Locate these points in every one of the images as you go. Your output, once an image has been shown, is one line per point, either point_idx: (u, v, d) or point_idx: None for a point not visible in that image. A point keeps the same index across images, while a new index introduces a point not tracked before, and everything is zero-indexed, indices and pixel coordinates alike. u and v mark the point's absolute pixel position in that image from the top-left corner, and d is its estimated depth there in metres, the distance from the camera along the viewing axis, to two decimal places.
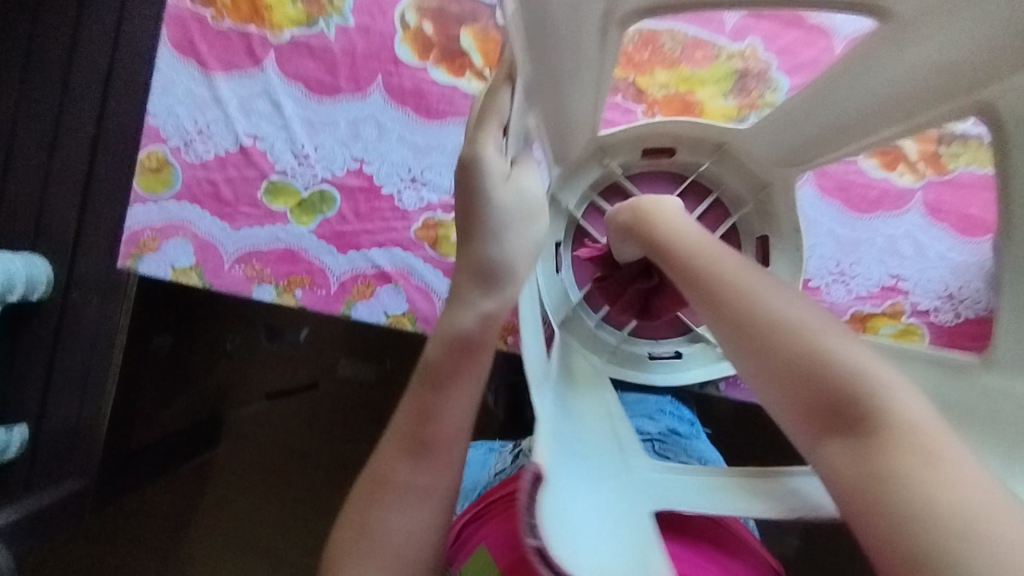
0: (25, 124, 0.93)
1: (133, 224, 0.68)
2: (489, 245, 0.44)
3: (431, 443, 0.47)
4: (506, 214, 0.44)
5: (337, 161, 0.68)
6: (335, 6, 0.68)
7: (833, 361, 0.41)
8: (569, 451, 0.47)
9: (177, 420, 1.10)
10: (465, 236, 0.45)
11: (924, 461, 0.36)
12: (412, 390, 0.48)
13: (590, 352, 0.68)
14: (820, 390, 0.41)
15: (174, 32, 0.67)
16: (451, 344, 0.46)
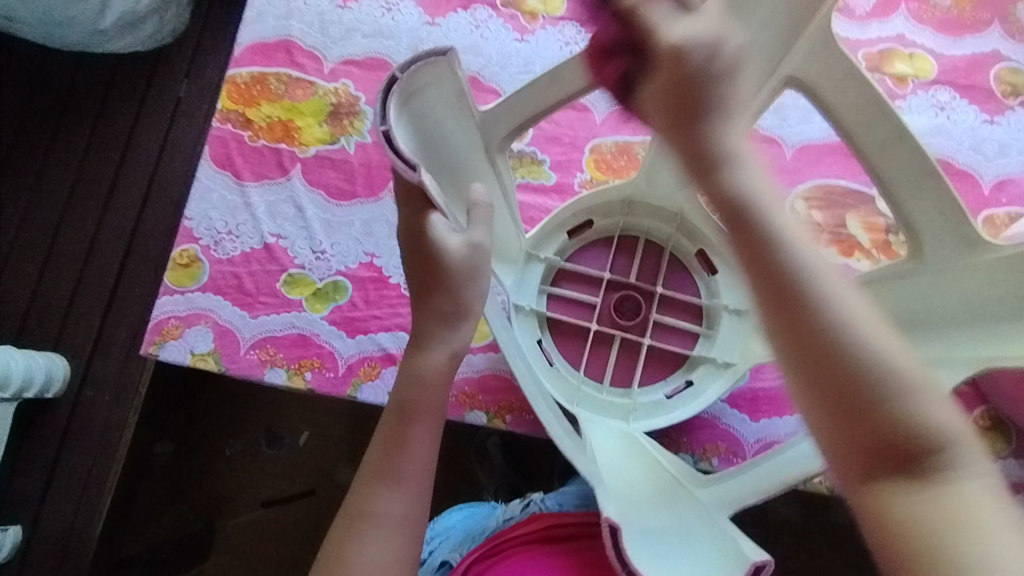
0: (66, 236, 1.02)
1: (159, 313, 0.73)
2: (443, 298, 0.50)
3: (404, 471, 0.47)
4: (455, 274, 0.49)
5: (351, 255, 0.76)
6: (355, 127, 0.80)
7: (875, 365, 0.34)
8: (633, 498, 0.55)
9: (170, 529, 1.02)
10: (430, 308, 0.51)
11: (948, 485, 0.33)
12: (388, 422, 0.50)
13: (612, 412, 0.66)
14: (859, 418, 0.33)
15: (215, 149, 0.78)
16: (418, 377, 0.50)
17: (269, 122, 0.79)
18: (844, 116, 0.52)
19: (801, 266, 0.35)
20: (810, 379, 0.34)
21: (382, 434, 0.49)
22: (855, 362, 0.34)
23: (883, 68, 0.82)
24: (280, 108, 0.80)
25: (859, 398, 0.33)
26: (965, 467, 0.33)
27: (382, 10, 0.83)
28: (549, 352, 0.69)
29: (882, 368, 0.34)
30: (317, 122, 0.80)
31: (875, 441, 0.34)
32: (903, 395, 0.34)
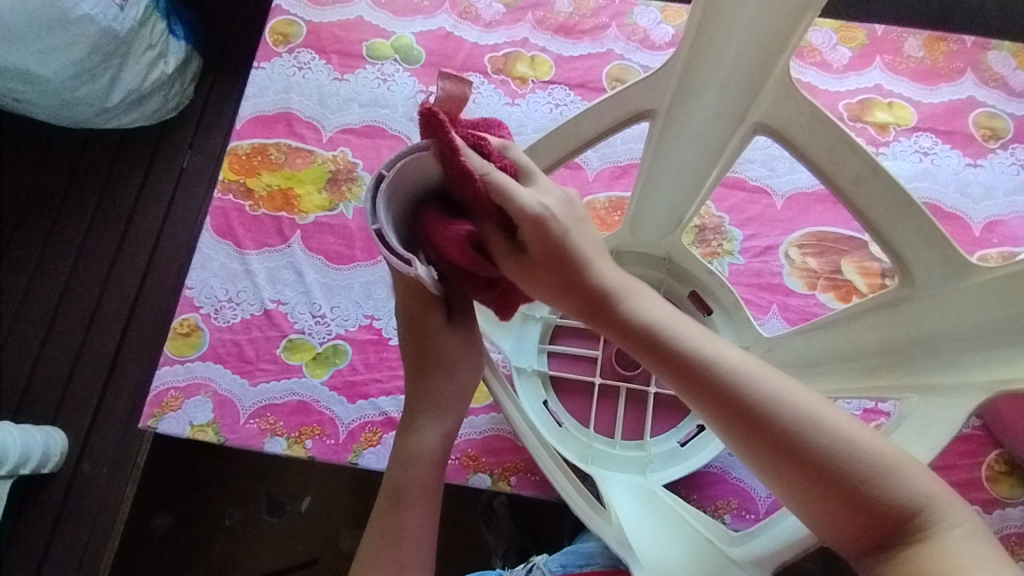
0: (67, 307, 1.03)
1: (159, 384, 0.73)
2: (443, 377, 0.49)
3: (404, 563, 0.46)
4: (453, 351, 0.49)
5: (350, 318, 0.76)
6: (353, 193, 0.82)
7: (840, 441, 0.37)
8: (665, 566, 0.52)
9: None
10: (424, 395, 0.50)
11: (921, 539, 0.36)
12: (381, 512, 0.48)
13: (627, 465, 0.66)
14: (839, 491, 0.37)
15: (216, 220, 0.80)
16: (408, 464, 0.49)
17: (269, 191, 0.81)
18: (829, 164, 0.52)
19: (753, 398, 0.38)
20: (793, 479, 0.38)
21: (379, 522, 0.47)
22: (824, 462, 0.37)
23: (863, 118, 0.85)
24: (279, 176, 0.82)
25: (837, 486, 0.37)
26: (940, 522, 0.36)
27: (377, 80, 0.86)
28: (555, 410, 0.68)
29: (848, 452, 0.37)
30: (316, 189, 0.81)
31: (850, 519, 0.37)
32: (871, 477, 0.37)
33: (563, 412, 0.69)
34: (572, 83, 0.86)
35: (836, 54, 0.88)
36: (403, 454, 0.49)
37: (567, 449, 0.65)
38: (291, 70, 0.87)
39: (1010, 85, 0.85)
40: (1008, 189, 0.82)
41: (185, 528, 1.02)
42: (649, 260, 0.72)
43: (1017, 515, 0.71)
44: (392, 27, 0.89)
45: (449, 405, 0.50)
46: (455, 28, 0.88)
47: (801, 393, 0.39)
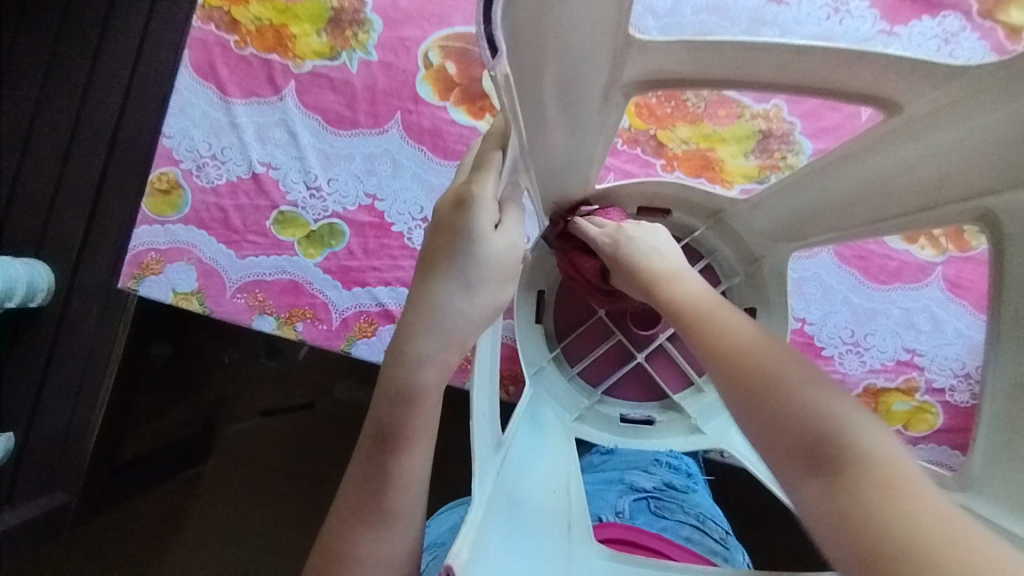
0: (42, 130, 0.93)
1: (138, 244, 0.67)
2: (456, 293, 0.37)
3: (390, 510, 0.37)
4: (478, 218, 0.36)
5: (350, 195, 0.67)
6: (359, 40, 0.68)
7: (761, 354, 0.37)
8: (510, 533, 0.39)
9: (179, 425, 1.09)
10: (416, 301, 0.37)
11: (881, 493, 0.29)
12: (362, 448, 0.38)
13: (634, 410, 0.62)
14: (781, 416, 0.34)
15: (196, 55, 0.67)
16: (397, 400, 0.37)
17: (259, 25, 0.67)
18: (931, 106, 0.38)
19: (713, 328, 0.40)
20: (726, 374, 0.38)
21: (359, 467, 0.38)
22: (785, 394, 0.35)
23: (995, 16, 0.66)
24: (270, 8, 0.67)
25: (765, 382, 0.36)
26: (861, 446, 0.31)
27: None
28: (550, 328, 0.64)
29: (778, 372, 0.36)
30: (315, 31, 0.67)
31: (769, 422, 0.35)
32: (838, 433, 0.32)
33: (550, 333, 0.64)
34: None
35: None
36: (388, 385, 0.37)
37: (555, 372, 0.62)
38: None
39: None
40: None
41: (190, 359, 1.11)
42: (691, 204, 0.61)
43: None
44: None
45: (453, 331, 0.37)
46: None
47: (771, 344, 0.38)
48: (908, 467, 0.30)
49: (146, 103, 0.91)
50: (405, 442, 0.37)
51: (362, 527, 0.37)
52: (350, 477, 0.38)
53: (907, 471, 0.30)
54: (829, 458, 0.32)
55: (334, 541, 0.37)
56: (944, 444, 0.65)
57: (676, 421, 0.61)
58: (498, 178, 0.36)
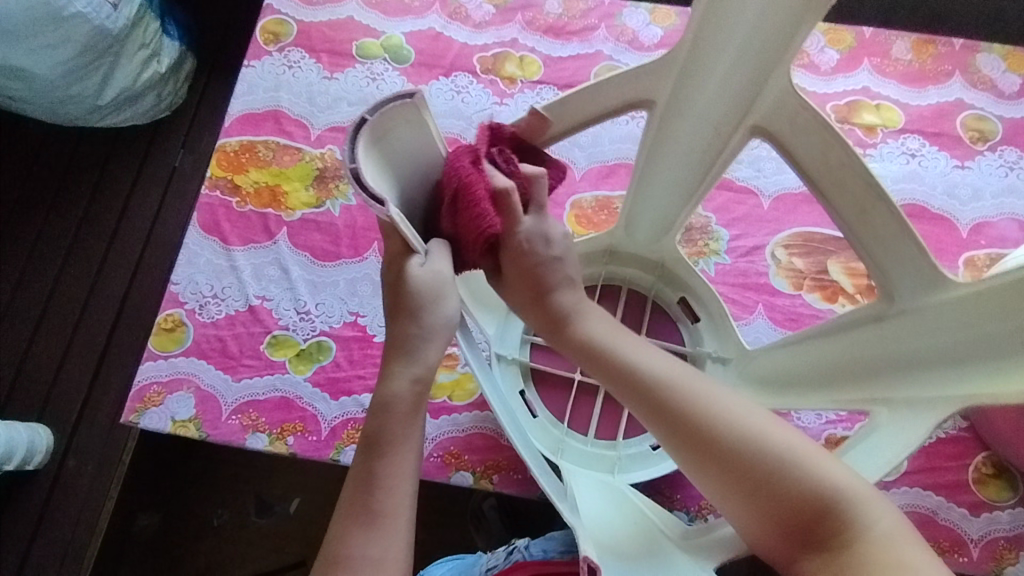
0: (56, 304, 1.02)
1: (141, 379, 0.73)
2: (425, 347, 0.49)
3: (380, 510, 0.45)
4: (415, 302, 0.48)
5: (335, 314, 0.76)
6: (341, 190, 0.82)
7: (717, 430, 0.44)
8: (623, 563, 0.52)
9: None
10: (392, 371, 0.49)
11: (835, 534, 0.39)
12: (359, 460, 0.48)
13: (657, 435, 0.68)
14: (754, 490, 0.42)
15: (203, 216, 0.80)
16: (380, 410, 0.48)
17: (257, 187, 0.81)
18: None
19: (710, 421, 0.44)
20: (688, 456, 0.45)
21: (355, 474, 0.47)
22: (726, 451, 0.43)
23: (851, 120, 0.84)
24: (267, 173, 0.82)
25: (738, 473, 0.43)
26: (855, 516, 0.39)
27: (366, 79, 0.87)
28: (547, 416, 0.68)
29: (763, 442, 0.42)
30: (304, 187, 0.82)
31: (760, 502, 0.42)
32: (775, 470, 0.42)
33: (549, 416, 0.68)
34: (561, 83, 0.86)
35: (823, 57, 0.87)
36: (376, 398, 0.48)
37: (576, 436, 0.67)
38: (281, 69, 0.87)
39: (998, 88, 0.85)
40: (996, 191, 0.81)
41: (172, 530, 0.99)
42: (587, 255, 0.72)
43: (1006, 518, 0.68)
44: (382, 27, 0.89)
45: (416, 347, 0.49)
46: (445, 28, 0.89)
47: (726, 406, 0.45)
48: (869, 508, 0.39)
49: (156, 271, 1.04)
50: (387, 447, 0.47)
51: (353, 531, 0.44)
52: (348, 492, 0.46)
53: (852, 487, 0.40)
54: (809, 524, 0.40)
55: (332, 548, 0.44)
56: (915, 485, 0.69)
57: None
58: (420, 271, 0.48)
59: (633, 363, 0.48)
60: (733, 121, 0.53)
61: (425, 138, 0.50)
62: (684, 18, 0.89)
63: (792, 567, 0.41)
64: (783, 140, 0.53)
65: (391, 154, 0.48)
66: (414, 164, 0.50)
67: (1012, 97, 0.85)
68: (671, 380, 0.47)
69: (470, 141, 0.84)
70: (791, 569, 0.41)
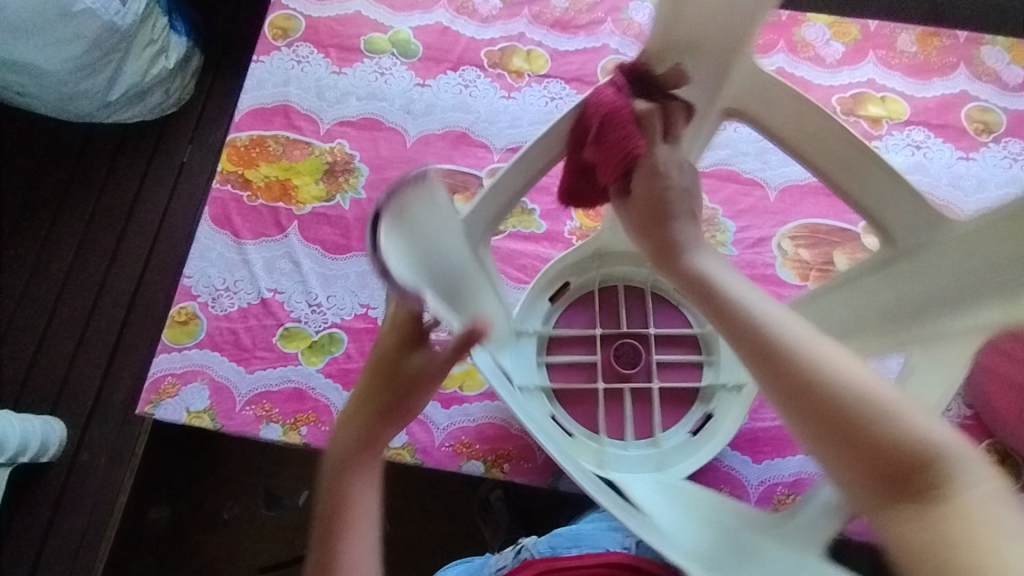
0: (67, 299, 1.03)
1: (156, 371, 0.74)
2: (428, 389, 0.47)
3: (349, 526, 0.42)
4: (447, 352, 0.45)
5: (347, 306, 0.77)
6: (350, 184, 0.82)
7: (798, 349, 0.35)
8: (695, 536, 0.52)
9: None
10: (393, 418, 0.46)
11: (934, 497, 0.29)
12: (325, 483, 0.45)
13: (688, 424, 0.68)
14: (831, 427, 0.33)
15: (215, 210, 0.81)
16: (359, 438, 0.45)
17: (267, 181, 0.82)
18: None
19: (777, 337, 0.37)
20: (764, 379, 0.36)
21: (324, 494, 0.44)
22: (802, 376, 0.34)
23: (856, 112, 0.85)
24: (277, 168, 0.83)
25: (821, 407, 0.34)
26: (954, 477, 0.29)
27: (375, 74, 0.87)
28: (573, 426, 0.68)
29: (849, 374, 0.34)
30: (314, 180, 0.82)
31: (839, 444, 0.33)
32: (860, 401, 0.33)
33: (582, 428, 0.68)
34: (568, 77, 0.87)
35: (828, 49, 0.88)
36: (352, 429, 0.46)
37: (610, 437, 0.68)
38: (289, 64, 0.87)
39: (1002, 79, 0.85)
40: (1000, 182, 0.82)
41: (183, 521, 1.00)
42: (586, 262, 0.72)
43: None
44: (389, 21, 0.89)
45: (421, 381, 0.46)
46: (452, 22, 0.89)
47: (810, 329, 0.37)
48: (965, 463, 0.30)
49: (166, 265, 1.04)
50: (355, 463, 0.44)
51: (334, 552, 0.42)
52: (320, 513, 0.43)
53: (950, 443, 0.31)
54: (908, 477, 0.30)
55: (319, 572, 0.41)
56: None
57: (724, 398, 0.68)
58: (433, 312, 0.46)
59: (706, 273, 0.43)
60: (743, 111, 0.54)
61: (436, 205, 0.51)
62: None
63: (877, 517, 0.31)
64: (790, 132, 0.54)
65: (411, 226, 0.49)
66: (430, 233, 0.51)
67: (1016, 88, 0.85)
68: (739, 291, 0.41)
69: (478, 135, 0.85)
70: (876, 518, 0.31)
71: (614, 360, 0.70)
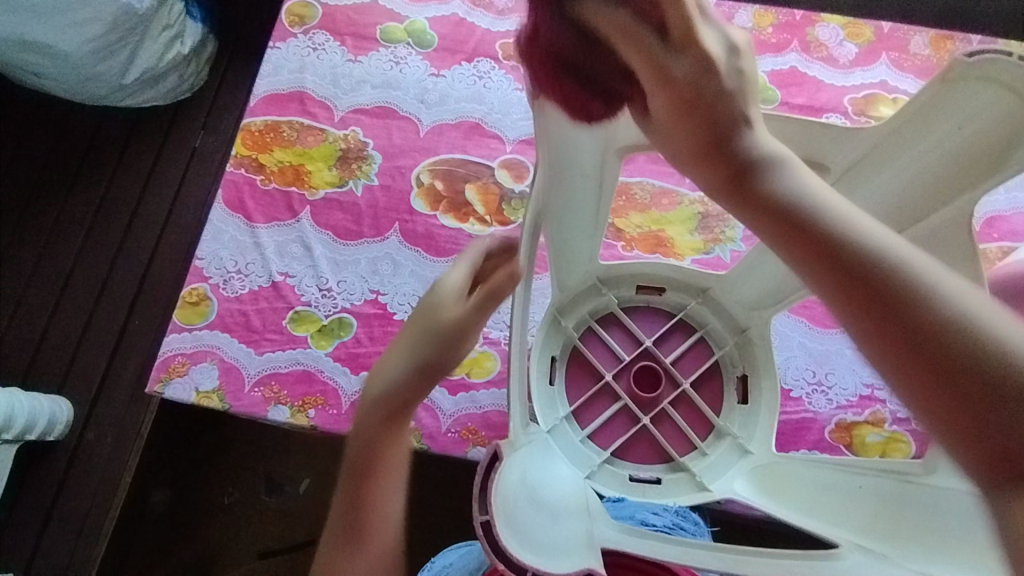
0: (77, 280, 1.03)
1: (166, 350, 0.75)
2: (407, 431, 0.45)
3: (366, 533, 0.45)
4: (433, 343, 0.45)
5: (357, 292, 0.77)
6: (363, 171, 0.83)
7: (875, 246, 0.35)
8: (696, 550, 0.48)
9: None
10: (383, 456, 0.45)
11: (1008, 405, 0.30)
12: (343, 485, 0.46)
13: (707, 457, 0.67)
14: (901, 341, 0.32)
15: (228, 193, 0.81)
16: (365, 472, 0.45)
17: (281, 166, 0.83)
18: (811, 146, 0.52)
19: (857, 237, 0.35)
20: (837, 281, 0.35)
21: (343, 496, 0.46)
22: (880, 274, 0.34)
23: (868, 113, 0.85)
24: (291, 153, 0.83)
25: (893, 316, 0.33)
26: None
27: (390, 63, 0.88)
28: (627, 467, 0.67)
29: (908, 268, 0.34)
30: (327, 166, 0.83)
31: (909, 358, 0.32)
32: (917, 300, 0.33)
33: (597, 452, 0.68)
34: None
35: (841, 50, 0.88)
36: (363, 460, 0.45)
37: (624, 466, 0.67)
38: (306, 51, 0.88)
39: None
40: (1010, 186, 0.82)
41: (185, 503, 1.00)
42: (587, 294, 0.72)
43: None
44: (406, 11, 0.90)
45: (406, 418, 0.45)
46: (468, 14, 0.90)
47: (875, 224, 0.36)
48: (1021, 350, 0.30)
49: (176, 249, 1.05)
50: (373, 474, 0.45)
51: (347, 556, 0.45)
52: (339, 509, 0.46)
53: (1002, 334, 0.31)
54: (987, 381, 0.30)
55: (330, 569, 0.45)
56: None
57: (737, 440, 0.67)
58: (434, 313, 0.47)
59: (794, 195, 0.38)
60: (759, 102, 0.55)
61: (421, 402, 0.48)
62: None
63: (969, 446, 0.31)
64: None
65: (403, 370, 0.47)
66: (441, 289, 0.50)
67: None
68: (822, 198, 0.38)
69: (490, 126, 0.85)
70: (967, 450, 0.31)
71: (634, 384, 0.70)
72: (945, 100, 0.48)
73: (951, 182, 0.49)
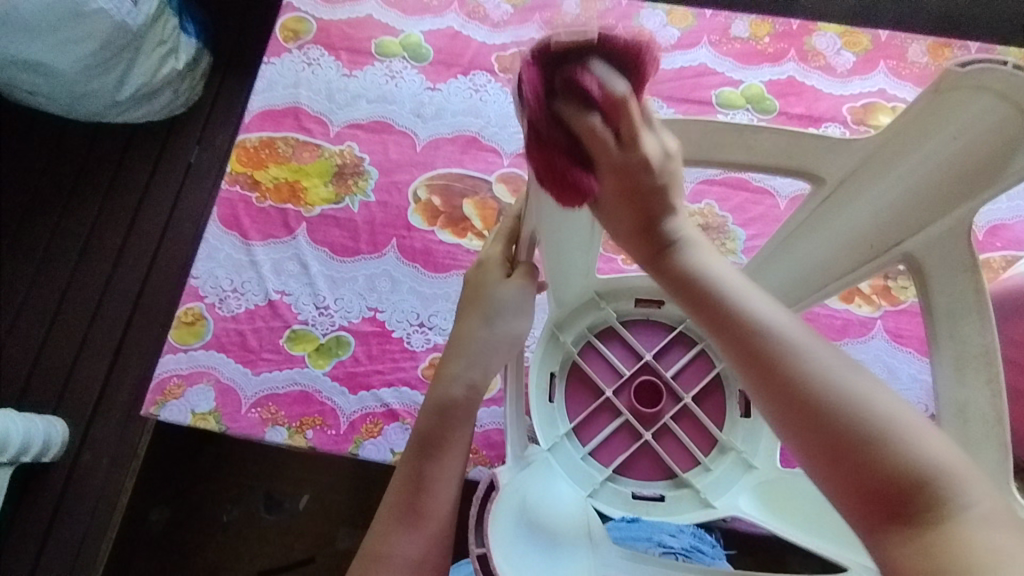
0: (71, 298, 1.02)
1: (162, 371, 0.74)
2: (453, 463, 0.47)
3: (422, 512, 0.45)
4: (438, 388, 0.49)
5: (354, 309, 0.76)
6: (360, 186, 0.82)
7: (802, 357, 0.37)
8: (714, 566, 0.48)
9: None
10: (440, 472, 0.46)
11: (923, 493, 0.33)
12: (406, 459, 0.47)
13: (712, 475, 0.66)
14: (832, 452, 0.35)
15: (224, 211, 0.80)
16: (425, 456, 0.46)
17: (276, 183, 0.82)
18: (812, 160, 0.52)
19: (807, 362, 0.37)
20: (777, 399, 0.37)
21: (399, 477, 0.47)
22: (805, 387, 0.36)
23: (867, 122, 0.85)
24: (287, 169, 0.82)
25: (822, 423, 0.35)
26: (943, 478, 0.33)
27: (385, 77, 0.87)
28: (630, 484, 0.67)
29: (826, 372, 0.36)
30: (323, 183, 0.82)
31: (837, 462, 0.35)
32: (845, 408, 0.35)
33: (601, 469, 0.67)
34: None
35: (839, 59, 0.88)
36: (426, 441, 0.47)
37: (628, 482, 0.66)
38: (300, 66, 0.87)
39: None
40: (1011, 194, 0.81)
41: (183, 523, 0.99)
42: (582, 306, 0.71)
43: None
44: (401, 25, 0.89)
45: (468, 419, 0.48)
46: (463, 27, 0.89)
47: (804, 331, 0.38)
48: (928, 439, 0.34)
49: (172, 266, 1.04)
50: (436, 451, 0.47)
51: (395, 532, 0.44)
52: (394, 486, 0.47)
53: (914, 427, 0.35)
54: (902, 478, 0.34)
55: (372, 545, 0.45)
56: None
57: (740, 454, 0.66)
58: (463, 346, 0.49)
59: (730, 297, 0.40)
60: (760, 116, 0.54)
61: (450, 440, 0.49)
62: (702, 18, 0.90)
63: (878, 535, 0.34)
64: None
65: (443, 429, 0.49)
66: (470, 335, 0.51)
67: None
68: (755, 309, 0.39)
69: (487, 139, 0.84)
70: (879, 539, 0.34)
71: (635, 401, 0.69)
72: (941, 109, 0.46)
73: (952, 194, 0.49)
